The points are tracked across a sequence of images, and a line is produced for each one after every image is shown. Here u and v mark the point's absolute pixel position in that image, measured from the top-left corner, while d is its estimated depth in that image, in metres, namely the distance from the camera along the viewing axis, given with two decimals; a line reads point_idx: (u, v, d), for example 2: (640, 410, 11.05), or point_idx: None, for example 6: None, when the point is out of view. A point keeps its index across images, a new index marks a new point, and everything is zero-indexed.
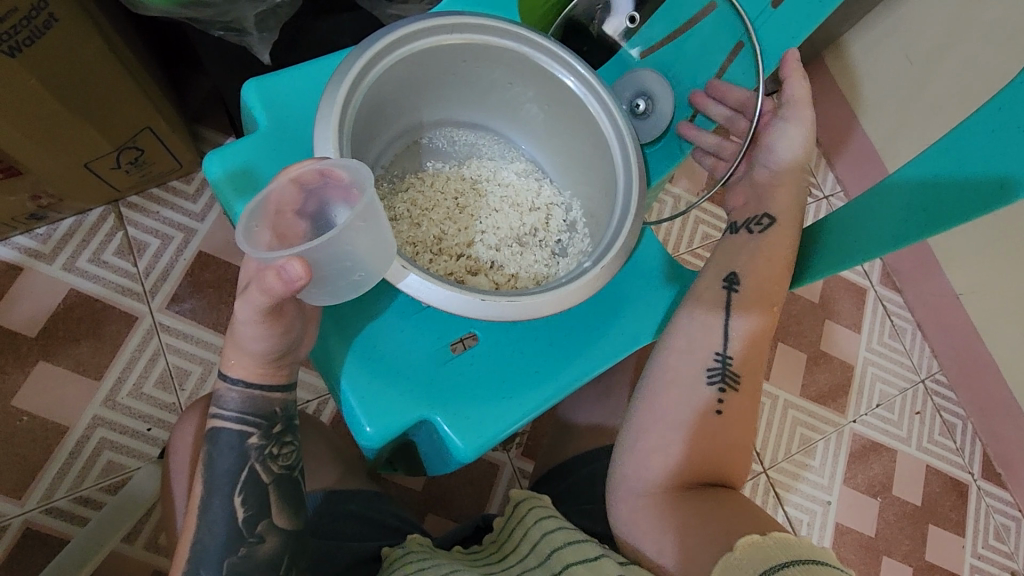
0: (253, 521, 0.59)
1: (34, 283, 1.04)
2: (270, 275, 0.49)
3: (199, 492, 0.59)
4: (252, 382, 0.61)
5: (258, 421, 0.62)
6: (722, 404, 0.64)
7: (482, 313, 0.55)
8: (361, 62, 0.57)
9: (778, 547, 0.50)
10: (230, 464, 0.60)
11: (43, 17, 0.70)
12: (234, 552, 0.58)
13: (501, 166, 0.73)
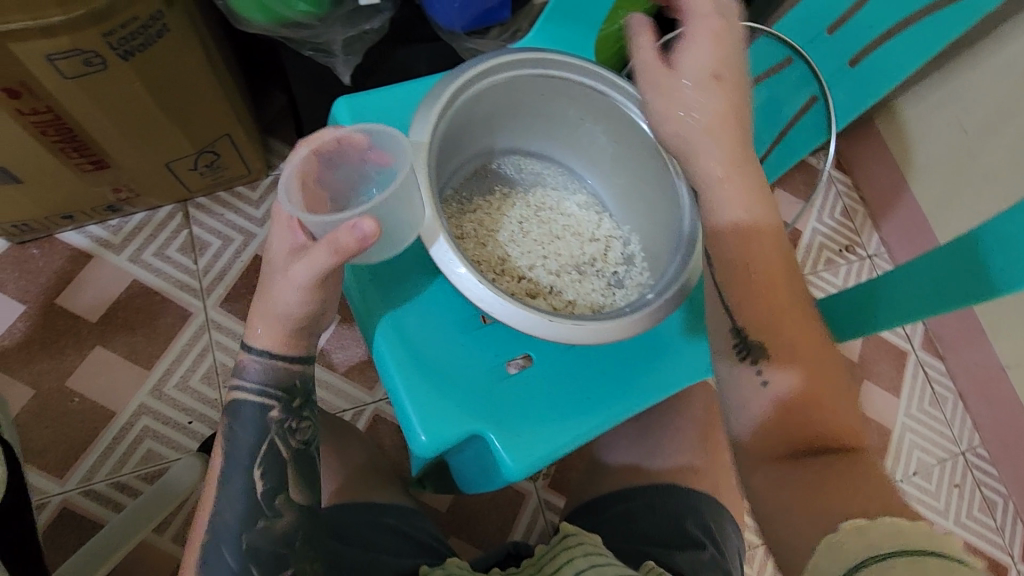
0: (271, 493, 0.62)
1: (101, 271, 1.09)
2: (343, 235, 0.51)
3: (219, 465, 0.62)
4: (275, 354, 0.63)
5: (277, 395, 0.63)
6: (764, 371, 0.54)
7: (549, 334, 0.56)
8: (451, 88, 0.60)
9: (890, 533, 0.44)
10: (251, 437, 0.62)
11: (156, 25, 0.73)
12: (252, 526, 0.61)
13: (564, 197, 0.75)
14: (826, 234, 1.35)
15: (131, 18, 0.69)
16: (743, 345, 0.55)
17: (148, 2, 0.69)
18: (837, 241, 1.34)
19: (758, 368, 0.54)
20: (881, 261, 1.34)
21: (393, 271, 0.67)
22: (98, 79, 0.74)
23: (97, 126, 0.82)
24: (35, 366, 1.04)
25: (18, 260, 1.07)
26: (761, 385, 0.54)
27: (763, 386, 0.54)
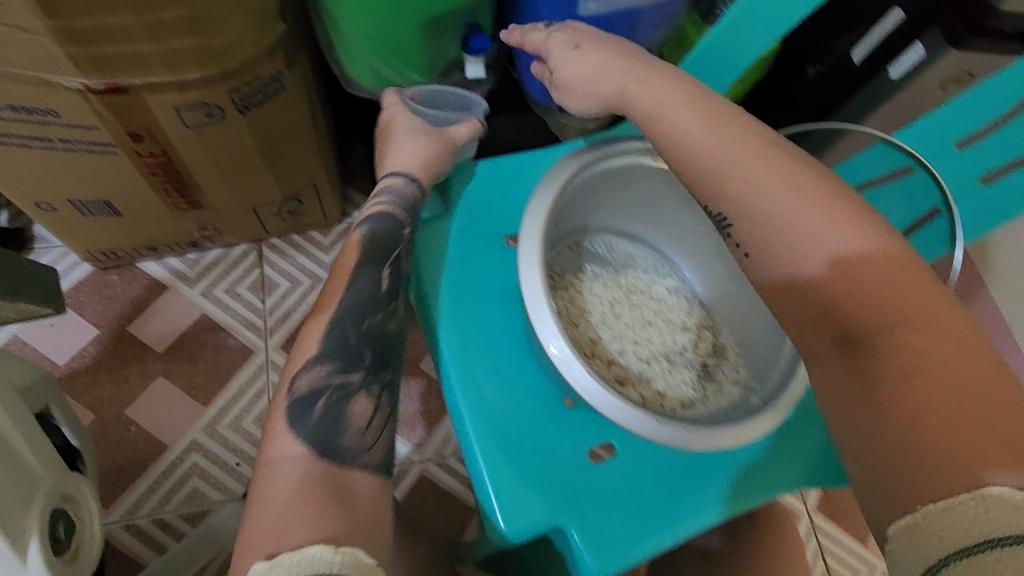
0: (390, 297, 0.63)
1: (173, 303, 1.11)
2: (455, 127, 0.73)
3: (352, 259, 0.63)
4: (414, 177, 0.68)
5: (405, 214, 0.66)
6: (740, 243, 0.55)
7: (656, 436, 0.53)
8: (567, 171, 0.60)
9: (948, 527, 0.38)
10: (385, 243, 0.64)
11: (275, 85, 0.76)
12: (374, 315, 0.61)
13: (655, 280, 0.74)
14: None
15: (255, 77, 0.72)
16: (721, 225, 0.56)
17: (273, 63, 0.73)
18: None
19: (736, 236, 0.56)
20: None
21: (482, 350, 0.65)
22: (215, 129, 0.77)
23: (201, 170, 0.84)
24: (99, 392, 1.05)
25: (99, 285, 1.10)
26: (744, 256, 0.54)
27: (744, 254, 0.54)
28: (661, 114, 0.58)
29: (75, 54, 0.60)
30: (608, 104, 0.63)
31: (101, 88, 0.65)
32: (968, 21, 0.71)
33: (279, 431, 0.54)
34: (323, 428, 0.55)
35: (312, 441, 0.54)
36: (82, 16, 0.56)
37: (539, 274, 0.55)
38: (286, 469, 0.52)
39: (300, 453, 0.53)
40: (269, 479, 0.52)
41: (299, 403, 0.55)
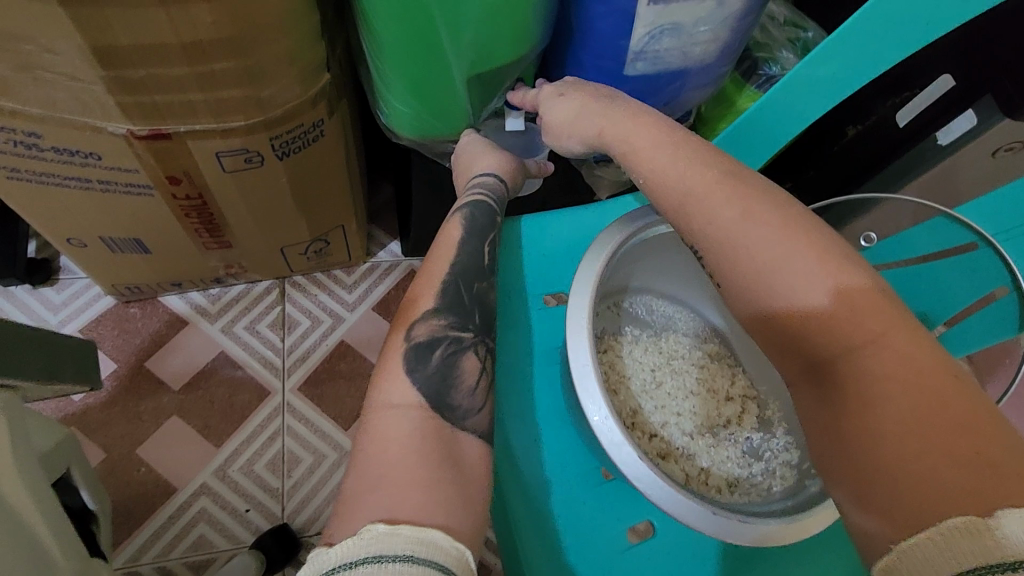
0: (489, 271, 0.63)
1: (192, 340, 1.09)
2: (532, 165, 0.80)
3: (452, 236, 0.64)
4: (502, 177, 0.72)
5: (497, 197, 0.69)
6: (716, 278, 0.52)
7: (712, 529, 0.50)
8: (614, 240, 0.59)
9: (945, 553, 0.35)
10: (484, 220, 0.65)
11: (316, 131, 0.74)
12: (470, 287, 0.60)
13: (697, 345, 0.71)
14: None
15: (296, 124, 0.71)
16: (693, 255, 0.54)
17: (315, 111, 0.71)
18: None
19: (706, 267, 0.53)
20: None
21: (523, 418, 0.62)
22: (253, 173, 0.76)
23: (233, 211, 0.83)
24: (112, 429, 1.03)
25: (119, 319, 1.08)
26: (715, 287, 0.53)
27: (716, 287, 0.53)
28: (703, 178, 0.54)
29: (125, 102, 0.61)
30: (591, 144, 0.63)
31: (146, 134, 0.65)
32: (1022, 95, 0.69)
33: (396, 372, 0.54)
34: (436, 381, 0.54)
35: (426, 391, 0.54)
36: (134, 66, 0.58)
37: (588, 350, 0.53)
38: (399, 419, 0.51)
39: (415, 403, 0.53)
40: (384, 425, 0.51)
41: (415, 350, 0.55)
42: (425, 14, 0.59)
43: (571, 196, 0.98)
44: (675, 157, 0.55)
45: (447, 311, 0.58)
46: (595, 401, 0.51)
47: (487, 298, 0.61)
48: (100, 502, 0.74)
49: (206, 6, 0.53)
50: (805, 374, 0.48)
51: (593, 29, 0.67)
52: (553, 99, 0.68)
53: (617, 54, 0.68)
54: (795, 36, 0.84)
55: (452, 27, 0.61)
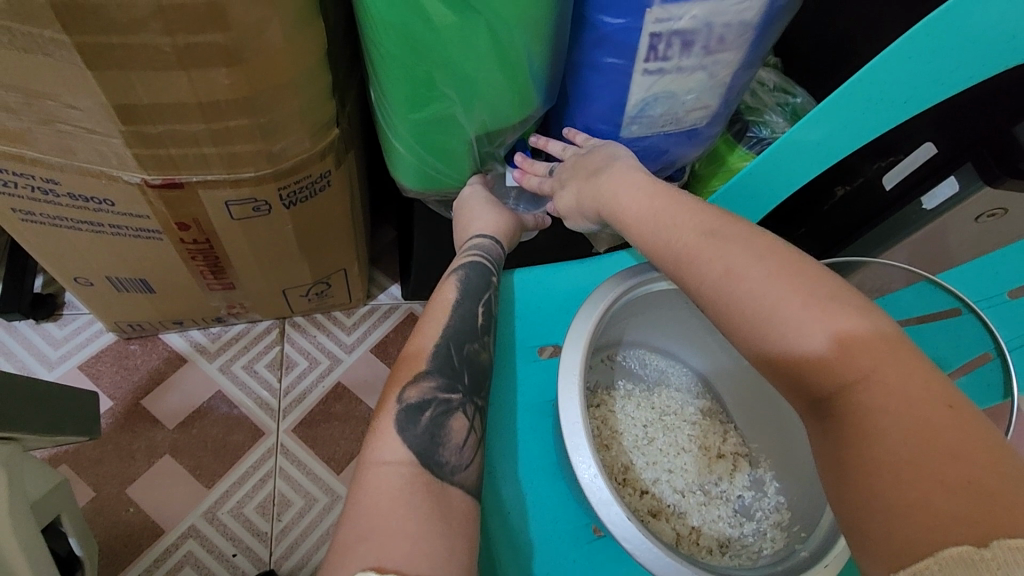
0: (484, 330, 0.65)
1: (190, 378, 1.09)
2: (529, 219, 0.85)
3: (447, 299, 0.66)
4: (497, 240, 0.76)
5: (493, 260, 0.72)
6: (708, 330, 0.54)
7: None
8: (608, 299, 0.60)
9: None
10: (478, 284, 0.68)
11: (323, 182, 0.77)
12: (462, 347, 0.62)
13: (689, 400, 0.72)
14: None
15: (303, 176, 0.73)
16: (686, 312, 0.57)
17: (323, 164, 0.74)
18: None
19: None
20: None
21: (513, 471, 0.62)
22: (261, 221, 0.78)
23: (239, 255, 0.85)
24: (103, 467, 1.02)
25: (119, 355, 1.09)
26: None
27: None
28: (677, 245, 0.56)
29: (141, 154, 0.64)
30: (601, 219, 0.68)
31: (159, 183, 0.68)
32: (1002, 161, 0.71)
33: (386, 432, 0.55)
34: (425, 439, 0.55)
35: (415, 449, 0.54)
36: (153, 122, 0.61)
37: (579, 407, 0.54)
38: (389, 476, 0.52)
39: (404, 461, 0.53)
40: (373, 483, 0.51)
41: (407, 410, 0.56)
42: (432, 79, 0.62)
43: (568, 247, 1.01)
44: (655, 227, 0.58)
45: (437, 374, 0.60)
46: (585, 457, 0.52)
47: (478, 359, 0.63)
48: (88, 549, 0.74)
49: (225, 69, 0.56)
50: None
51: (591, 97, 0.70)
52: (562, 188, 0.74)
53: (613, 119, 0.72)
54: (784, 101, 0.88)
55: (457, 91, 0.64)
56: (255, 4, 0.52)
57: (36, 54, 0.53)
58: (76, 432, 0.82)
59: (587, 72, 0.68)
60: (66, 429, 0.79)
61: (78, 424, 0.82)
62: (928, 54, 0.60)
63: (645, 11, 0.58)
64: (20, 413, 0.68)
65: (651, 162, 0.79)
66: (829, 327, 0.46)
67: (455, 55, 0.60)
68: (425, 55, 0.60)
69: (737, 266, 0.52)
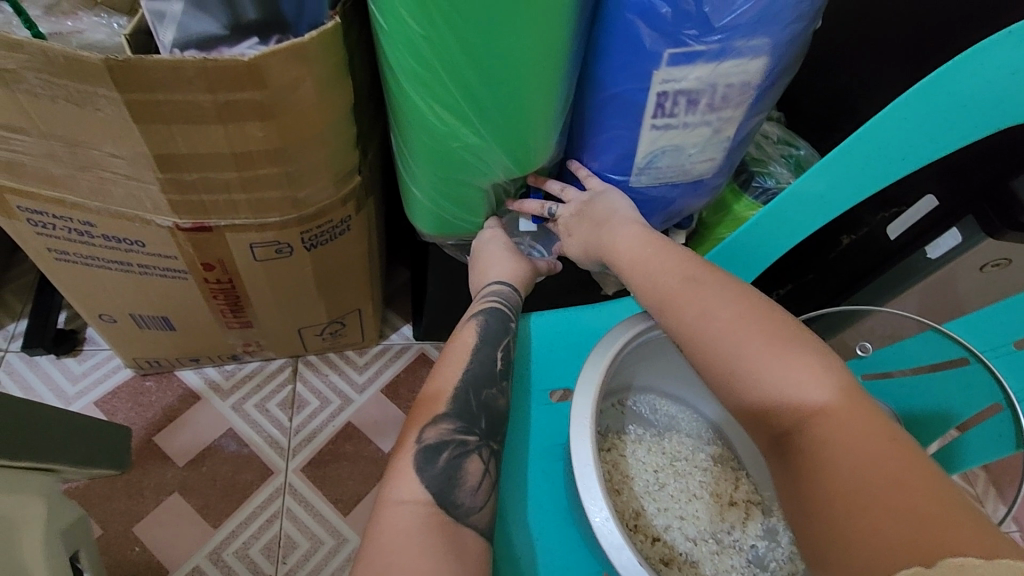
0: (502, 375, 0.66)
1: (203, 416, 1.10)
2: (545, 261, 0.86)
3: (467, 344, 0.67)
4: (515, 284, 0.77)
5: (511, 304, 0.73)
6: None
7: None
8: (620, 343, 0.61)
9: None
10: (497, 328, 0.69)
11: (343, 227, 0.80)
12: (480, 392, 0.64)
13: (699, 446, 0.72)
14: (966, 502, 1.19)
15: (324, 220, 0.76)
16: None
17: (343, 209, 0.77)
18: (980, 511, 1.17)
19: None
20: None
21: (524, 515, 0.62)
22: (282, 263, 0.81)
23: (259, 296, 0.88)
24: (112, 504, 1.02)
25: (135, 391, 1.11)
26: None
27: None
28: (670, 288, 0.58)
29: (174, 199, 0.68)
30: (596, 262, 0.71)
31: (189, 227, 0.71)
32: (1004, 215, 0.74)
33: (405, 471, 0.56)
34: (441, 480, 0.56)
35: (433, 489, 0.56)
36: (187, 171, 0.64)
37: (590, 451, 0.54)
38: (407, 515, 0.53)
39: (421, 500, 0.55)
40: (391, 521, 0.52)
41: (426, 450, 0.58)
42: (450, 131, 0.66)
43: (578, 290, 1.03)
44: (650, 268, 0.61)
45: (455, 417, 0.61)
46: (597, 502, 0.52)
47: (496, 405, 0.64)
48: None
49: (258, 123, 0.60)
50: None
51: (600, 149, 0.74)
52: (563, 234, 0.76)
53: (622, 171, 0.74)
54: (787, 153, 0.92)
55: (474, 142, 0.68)
56: (290, 64, 0.56)
57: (87, 108, 0.57)
58: (109, 465, 0.84)
59: (595, 127, 0.72)
60: (100, 461, 0.81)
61: (111, 456, 0.84)
62: (923, 115, 0.63)
63: (651, 71, 0.62)
64: (59, 447, 0.71)
65: (660, 212, 0.81)
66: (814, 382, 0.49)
67: (473, 110, 0.64)
68: (444, 109, 0.64)
69: (714, 305, 0.55)
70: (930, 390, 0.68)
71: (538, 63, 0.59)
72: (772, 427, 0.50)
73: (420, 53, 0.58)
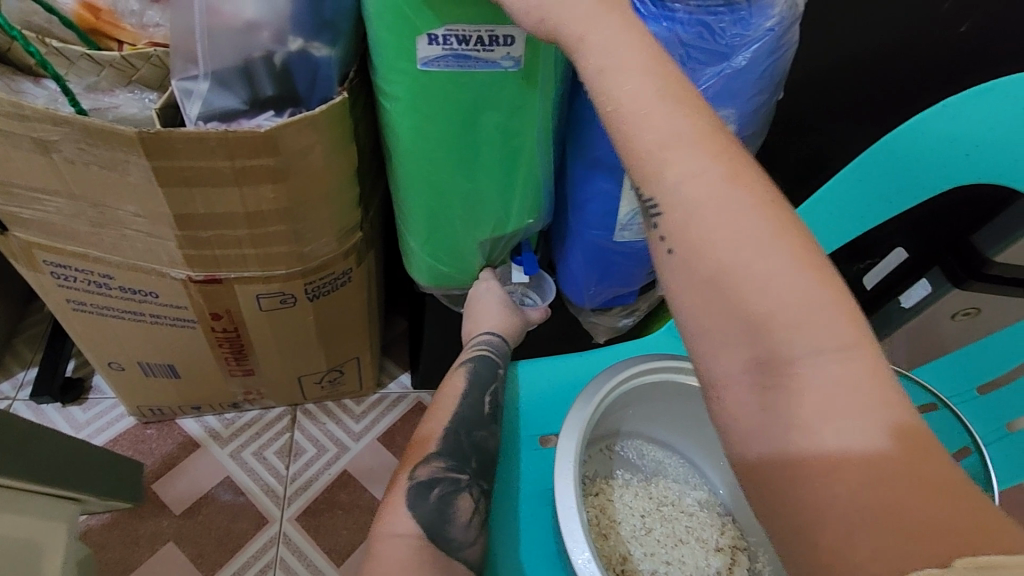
0: (491, 418, 0.71)
1: (201, 463, 1.12)
2: (534, 312, 0.92)
3: (458, 389, 0.75)
4: (503, 334, 0.84)
5: (497, 354, 0.80)
6: (667, 237, 0.44)
7: None
8: (603, 388, 0.65)
9: None
10: (485, 375, 0.76)
11: (344, 278, 0.85)
12: (474, 433, 0.70)
13: (685, 491, 0.74)
14: None
15: (325, 273, 0.81)
16: (645, 206, 0.45)
17: (345, 263, 0.82)
18: None
19: (661, 231, 0.45)
20: None
21: (515, 558, 0.64)
22: (285, 313, 0.85)
23: (263, 344, 0.92)
24: (106, 553, 1.02)
25: (135, 439, 1.13)
26: (668, 255, 0.44)
27: (671, 255, 0.44)
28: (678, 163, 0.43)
29: (188, 254, 0.73)
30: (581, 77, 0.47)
31: (200, 279, 0.76)
32: (967, 266, 0.78)
33: (399, 505, 0.64)
34: (433, 515, 0.63)
35: (424, 523, 0.63)
36: (202, 228, 0.70)
37: (573, 493, 0.57)
38: (399, 548, 0.61)
39: (414, 533, 0.62)
40: (386, 554, 0.60)
41: (417, 486, 0.65)
42: (444, 193, 0.72)
43: (569, 338, 1.06)
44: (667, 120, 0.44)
45: (447, 455, 0.68)
46: (578, 541, 0.55)
47: (487, 445, 0.69)
48: None
49: (270, 185, 0.66)
50: None
51: (586, 208, 0.79)
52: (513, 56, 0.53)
53: (607, 227, 0.80)
54: None
55: (466, 203, 0.74)
56: (302, 134, 0.62)
57: (116, 172, 0.63)
58: (124, 498, 0.86)
59: (581, 186, 0.78)
60: (122, 495, 0.84)
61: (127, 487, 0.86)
62: (877, 180, 0.67)
63: None
64: (85, 474, 0.76)
65: (644, 265, 0.86)
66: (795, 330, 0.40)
67: (465, 174, 0.70)
68: (439, 174, 0.70)
69: (732, 193, 0.42)
70: None
71: (523, 129, 0.67)
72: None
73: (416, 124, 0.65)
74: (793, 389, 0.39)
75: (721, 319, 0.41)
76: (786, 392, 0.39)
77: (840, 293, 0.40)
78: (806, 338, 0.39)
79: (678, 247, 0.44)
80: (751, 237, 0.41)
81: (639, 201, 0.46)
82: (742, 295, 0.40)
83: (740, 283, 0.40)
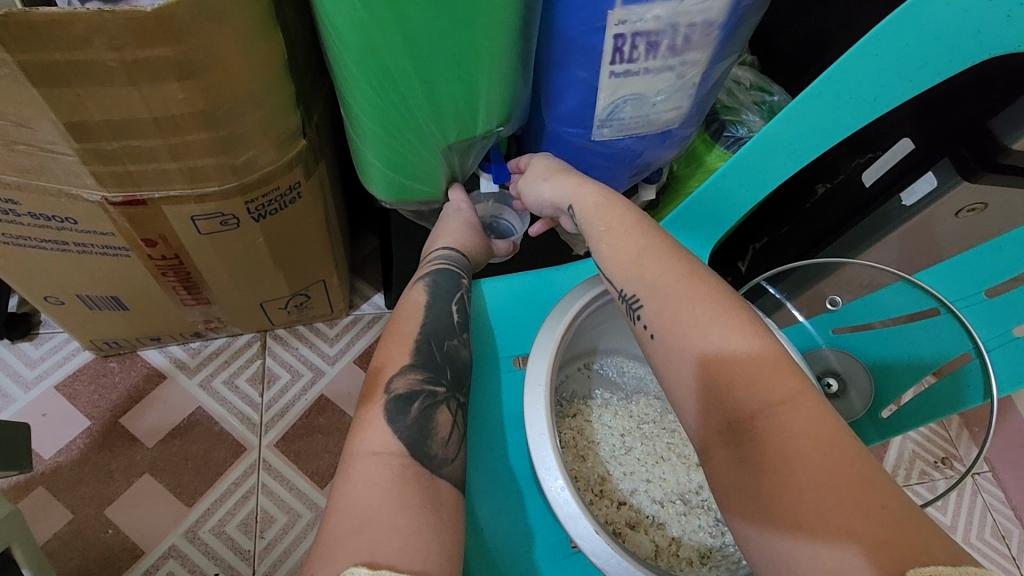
0: (462, 327, 0.66)
1: (170, 394, 1.08)
2: (502, 242, 0.86)
3: (422, 297, 0.68)
4: (466, 248, 0.76)
5: (461, 268, 0.73)
6: (648, 323, 0.53)
7: None
8: (577, 306, 0.59)
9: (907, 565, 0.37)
10: (449, 282, 0.70)
11: (292, 195, 0.76)
12: (446, 342, 0.64)
13: (669, 408, 0.70)
14: (919, 441, 1.12)
15: (270, 190, 0.72)
16: (628, 304, 0.55)
17: (291, 175, 0.72)
18: (931, 450, 1.12)
19: (643, 320, 0.54)
20: (985, 479, 1.12)
21: (494, 478, 0.62)
22: (230, 236, 0.77)
23: (212, 271, 0.84)
24: (81, 488, 1.00)
25: (97, 373, 1.08)
26: (650, 339, 0.53)
27: (652, 339, 0.53)
28: (609, 227, 0.60)
29: (97, 170, 0.63)
30: (557, 197, 0.67)
31: (119, 200, 0.67)
32: (979, 157, 0.69)
33: (376, 423, 0.58)
34: (413, 431, 0.58)
35: (404, 440, 0.57)
36: (107, 139, 0.60)
37: (545, 421, 0.53)
38: (378, 466, 0.55)
39: (394, 451, 0.56)
40: (363, 474, 0.54)
41: (396, 401, 0.59)
42: (404, 98, 0.63)
43: (549, 251, 0.99)
44: None
45: (423, 367, 0.62)
46: (552, 470, 0.51)
47: (459, 355, 0.64)
48: None
49: (178, 83, 0.55)
50: (742, 431, 0.46)
51: (562, 102, 0.69)
52: (530, 158, 0.76)
53: (585, 124, 0.70)
54: (760, 100, 0.88)
55: (430, 109, 0.65)
56: (201, 18, 0.51)
57: None
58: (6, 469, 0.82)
59: (554, 75, 0.67)
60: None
61: (7, 460, 0.82)
62: (896, 53, 0.57)
63: (607, 11, 0.57)
64: None
65: (626, 166, 0.78)
66: (730, 352, 0.48)
67: (425, 76, 0.60)
68: (396, 77, 0.60)
69: (671, 265, 0.55)
70: (901, 340, 0.68)
71: (494, 23, 0.56)
72: (732, 405, 0.47)
73: (362, 20, 0.53)
74: (764, 420, 0.45)
75: (689, 378, 0.50)
76: (751, 425, 0.46)
77: (775, 345, 0.49)
78: (763, 376, 0.47)
79: (657, 332, 0.53)
80: (716, 320, 0.50)
81: (623, 300, 0.56)
82: (702, 354, 0.49)
83: (694, 344, 0.50)
